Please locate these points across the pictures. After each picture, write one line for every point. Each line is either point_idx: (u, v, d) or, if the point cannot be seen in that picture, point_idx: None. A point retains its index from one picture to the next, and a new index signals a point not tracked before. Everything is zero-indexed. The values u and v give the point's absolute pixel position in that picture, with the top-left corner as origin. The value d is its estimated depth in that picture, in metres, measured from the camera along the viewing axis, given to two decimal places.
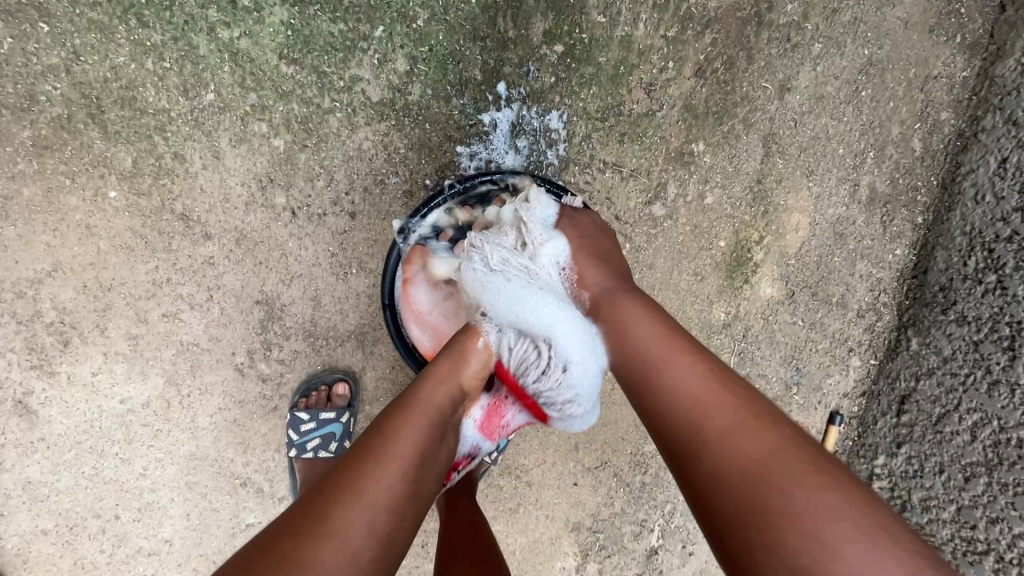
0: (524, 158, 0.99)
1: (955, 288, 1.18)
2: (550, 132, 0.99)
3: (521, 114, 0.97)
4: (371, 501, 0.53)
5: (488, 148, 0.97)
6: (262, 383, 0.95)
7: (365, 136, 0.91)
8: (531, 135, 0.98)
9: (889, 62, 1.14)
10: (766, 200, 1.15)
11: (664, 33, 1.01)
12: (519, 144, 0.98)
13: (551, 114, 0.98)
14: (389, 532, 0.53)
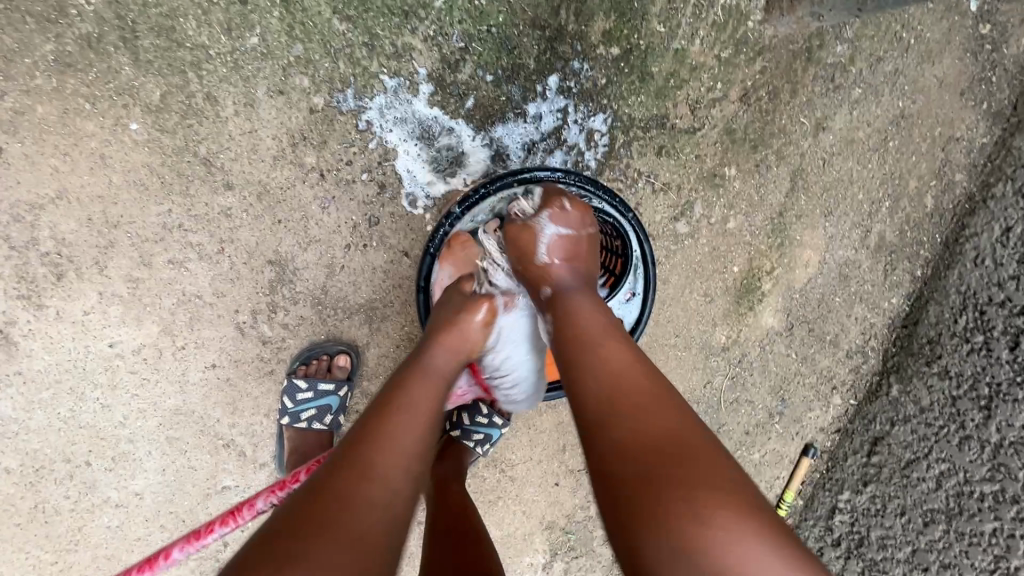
0: (565, 154, 0.97)
1: (942, 343, 1.23)
2: (593, 133, 0.98)
3: (568, 109, 0.95)
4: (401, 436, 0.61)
5: (530, 139, 0.94)
6: (262, 345, 0.92)
7: (410, 109, 0.88)
8: (575, 134, 0.96)
9: (919, 118, 1.17)
10: (783, 232, 1.16)
11: (718, 53, 1.01)
12: (562, 140, 0.96)
13: (596, 115, 0.97)
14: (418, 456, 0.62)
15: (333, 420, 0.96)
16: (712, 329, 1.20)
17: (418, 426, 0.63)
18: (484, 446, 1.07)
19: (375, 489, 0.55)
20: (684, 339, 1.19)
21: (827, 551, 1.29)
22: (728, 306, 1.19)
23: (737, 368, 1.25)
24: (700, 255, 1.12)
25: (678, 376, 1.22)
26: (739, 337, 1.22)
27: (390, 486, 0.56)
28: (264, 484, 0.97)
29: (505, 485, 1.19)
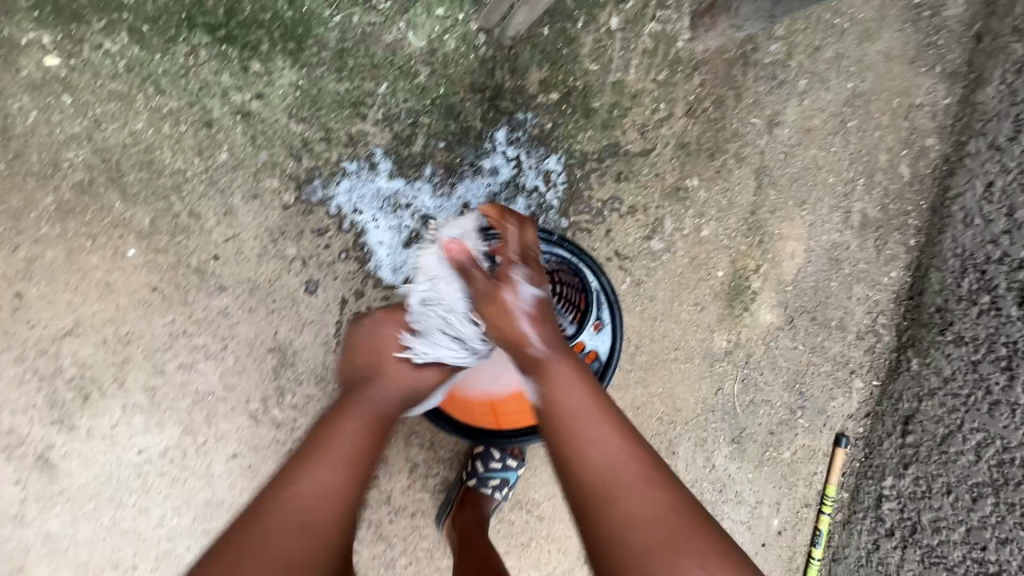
0: (527, 198, 1.02)
1: (951, 309, 1.21)
2: (550, 173, 1.03)
3: (521, 157, 1.01)
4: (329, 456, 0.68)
5: (491, 190, 1.00)
6: (276, 429, 0.97)
7: (371, 182, 0.94)
8: (532, 178, 1.02)
9: (872, 94, 1.19)
10: (761, 229, 1.18)
11: (655, 77, 1.05)
12: (522, 186, 1.01)
13: (549, 157, 1.02)
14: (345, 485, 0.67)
15: None
16: (711, 335, 1.20)
17: (347, 462, 0.68)
18: (505, 491, 1.08)
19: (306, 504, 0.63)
20: (684, 351, 1.20)
21: (883, 542, 1.26)
22: (721, 311, 1.20)
23: (746, 369, 1.25)
24: (682, 267, 1.15)
25: (689, 389, 1.22)
26: (741, 338, 1.22)
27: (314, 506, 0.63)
28: None
29: (535, 525, 1.20)
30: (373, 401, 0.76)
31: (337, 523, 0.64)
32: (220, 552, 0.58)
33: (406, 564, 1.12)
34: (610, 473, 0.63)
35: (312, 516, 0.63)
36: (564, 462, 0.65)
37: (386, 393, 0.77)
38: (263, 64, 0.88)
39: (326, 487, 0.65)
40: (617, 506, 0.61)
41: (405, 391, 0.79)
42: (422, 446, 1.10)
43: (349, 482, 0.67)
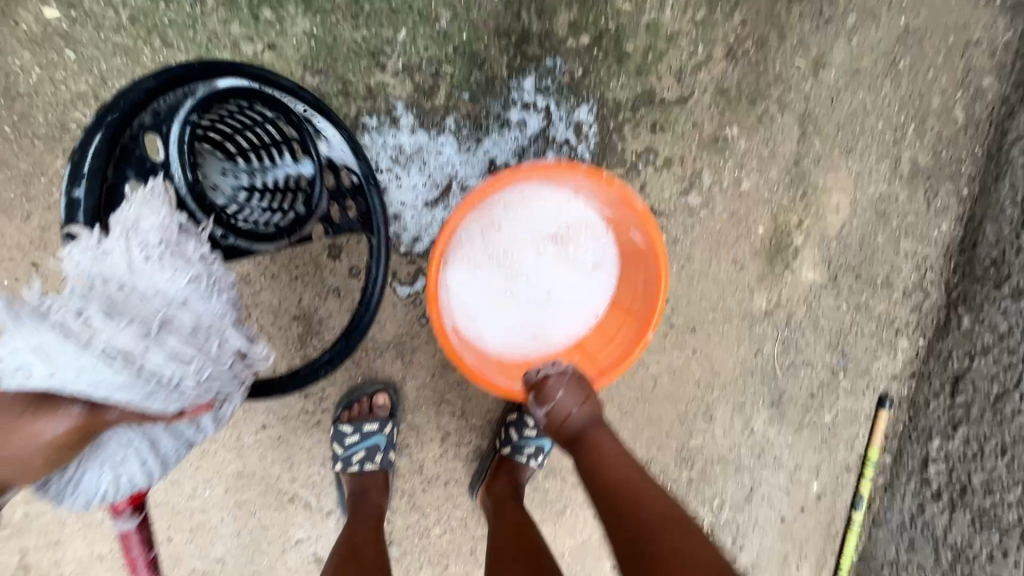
0: (558, 152, 0.96)
1: (1008, 260, 1.12)
2: (580, 125, 0.96)
3: (550, 108, 0.94)
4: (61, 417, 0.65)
5: (518, 145, 0.95)
6: (304, 399, 0.99)
7: (384, 136, 0.90)
8: (562, 131, 0.96)
9: (926, 30, 1.09)
10: (804, 181, 1.11)
11: (692, 17, 0.98)
12: (551, 139, 0.95)
13: (580, 108, 0.96)
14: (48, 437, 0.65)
15: (384, 458, 0.99)
16: (750, 296, 1.14)
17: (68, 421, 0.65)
18: (540, 458, 1.05)
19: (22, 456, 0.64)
20: (722, 312, 1.15)
21: (928, 506, 1.22)
22: (761, 269, 1.14)
23: (787, 331, 1.19)
24: (720, 224, 1.09)
25: (726, 351, 1.17)
26: (781, 298, 1.16)
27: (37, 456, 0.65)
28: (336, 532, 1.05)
29: (570, 492, 1.17)
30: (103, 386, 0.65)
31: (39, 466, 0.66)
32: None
33: (441, 533, 1.11)
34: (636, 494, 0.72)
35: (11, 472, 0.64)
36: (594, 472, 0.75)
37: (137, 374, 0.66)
38: (273, 11, 0.82)
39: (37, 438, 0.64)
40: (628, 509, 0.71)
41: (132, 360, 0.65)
42: (453, 415, 1.06)
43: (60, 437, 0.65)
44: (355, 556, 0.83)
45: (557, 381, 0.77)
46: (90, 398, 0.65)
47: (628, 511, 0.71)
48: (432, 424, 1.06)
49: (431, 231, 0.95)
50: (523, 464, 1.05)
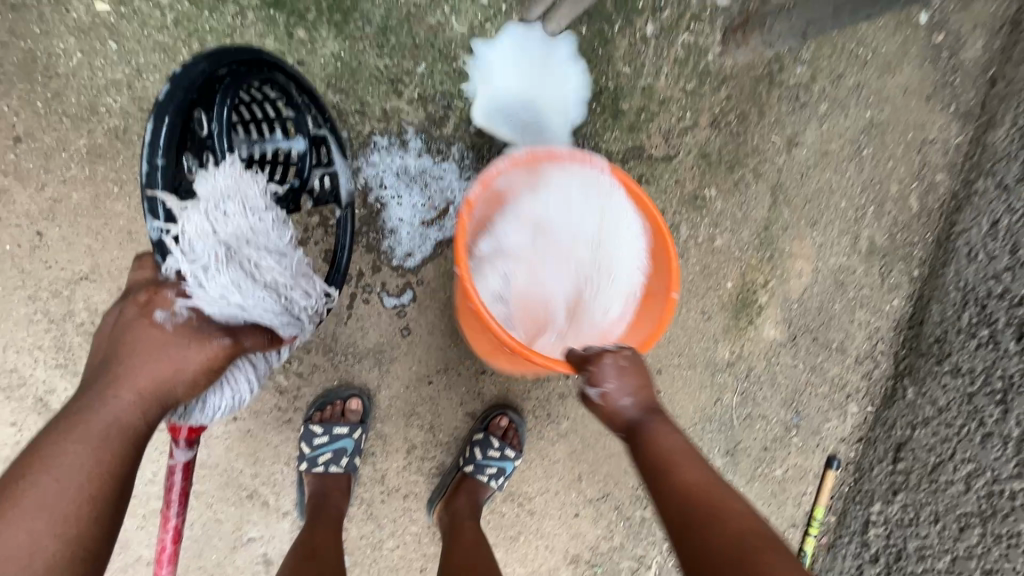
0: None
1: (950, 340, 1.23)
2: None
3: None
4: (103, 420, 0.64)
5: None
6: (279, 395, 1.01)
7: (393, 160, 0.97)
8: None
9: (888, 125, 1.22)
10: (772, 245, 1.20)
11: (683, 86, 1.08)
12: None
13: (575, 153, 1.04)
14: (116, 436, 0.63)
15: (349, 462, 1.02)
16: (715, 345, 1.22)
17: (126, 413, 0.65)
18: (500, 479, 1.09)
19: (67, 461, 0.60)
20: (687, 358, 1.22)
21: (865, 567, 1.28)
22: (727, 322, 1.21)
23: (746, 383, 1.26)
24: (692, 275, 1.17)
25: (688, 396, 1.24)
26: (743, 351, 1.24)
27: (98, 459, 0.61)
28: (288, 534, 1.05)
29: (525, 519, 1.19)
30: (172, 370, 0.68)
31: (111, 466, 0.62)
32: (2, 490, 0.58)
33: (394, 547, 1.11)
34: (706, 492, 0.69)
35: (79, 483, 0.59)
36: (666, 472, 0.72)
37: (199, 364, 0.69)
38: (305, 31, 0.89)
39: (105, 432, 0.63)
40: (696, 511, 0.68)
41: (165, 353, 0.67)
42: (421, 428, 1.09)
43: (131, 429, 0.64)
44: (315, 548, 0.87)
45: (611, 363, 0.75)
46: (128, 393, 0.66)
47: (699, 499, 0.69)
48: (399, 435, 1.08)
49: (423, 255, 1.01)
50: (483, 483, 1.08)
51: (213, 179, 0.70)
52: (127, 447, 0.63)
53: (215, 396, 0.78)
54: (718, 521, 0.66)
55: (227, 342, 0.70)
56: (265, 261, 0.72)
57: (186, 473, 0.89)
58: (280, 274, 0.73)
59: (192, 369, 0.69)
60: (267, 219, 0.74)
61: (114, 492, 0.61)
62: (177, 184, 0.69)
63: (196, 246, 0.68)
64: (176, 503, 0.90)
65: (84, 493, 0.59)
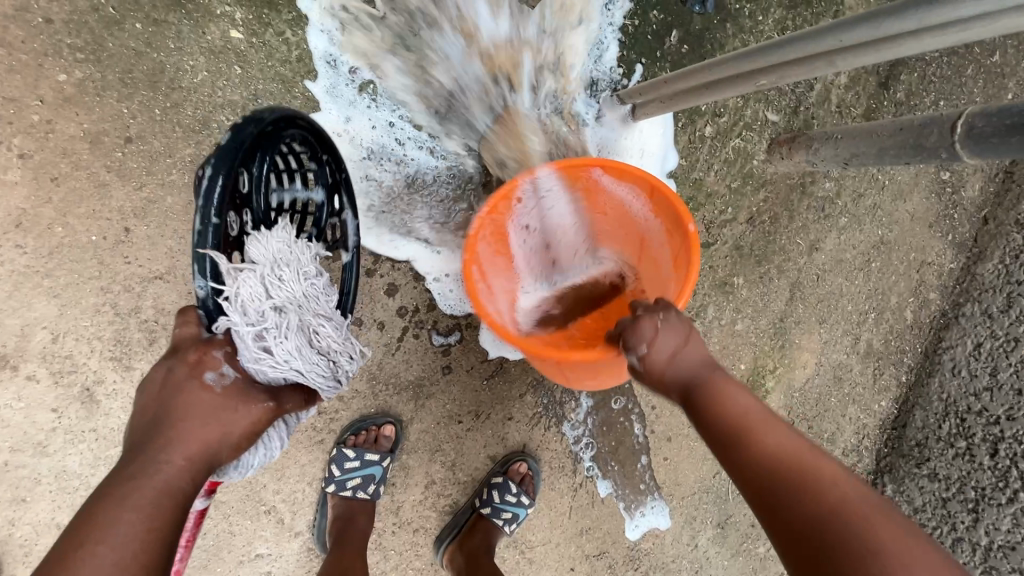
0: None
1: (929, 446, 1.36)
2: None
3: None
4: (149, 485, 0.57)
5: None
6: (317, 415, 1.03)
7: (470, 197, 1.04)
8: None
9: (896, 244, 1.35)
10: (784, 336, 1.31)
11: (729, 183, 1.19)
12: None
13: None
14: (166, 503, 0.58)
15: (375, 489, 1.05)
16: None
17: (181, 474, 0.60)
18: (513, 525, 1.13)
19: (119, 532, 0.54)
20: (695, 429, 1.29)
21: None
22: None
23: None
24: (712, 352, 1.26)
25: (691, 466, 1.28)
26: None
27: (149, 529, 0.55)
28: (296, 555, 1.05)
29: (523, 567, 1.21)
30: (225, 428, 0.65)
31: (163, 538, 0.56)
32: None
33: None
34: (793, 456, 0.62)
35: (132, 556, 0.53)
36: (736, 447, 0.64)
37: (252, 420, 0.67)
38: (414, 78, 0.97)
39: (154, 497, 0.57)
40: (770, 469, 0.62)
41: (217, 408, 0.65)
42: (443, 465, 1.12)
43: (183, 495, 0.59)
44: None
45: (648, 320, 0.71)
46: (178, 458, 0.60)
47: (785, 463, 0.62)
48: (421, 469, 1.11)
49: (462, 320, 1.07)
50: (498, 527, 1.12)
51: (267, 242, 0.71)
52: (179, 521, 0.58)
53: (249, 455, 0.72)
54: (765, 472, 0.62)
55: (271, 404, 0.69)
56: (325, 328, 0.73)
57: (200, 520, 0.80)
58: (337, 340, 0.74)
59: (242, 432, 0.66)
60: (320, 283, 0.75)
61: (163, 565, 0.55)
62: (223, 240, 0.70)
63: (251, 308, 0.68)
64: (180, 549, 0.81)
65: (140, 565, 0.53)
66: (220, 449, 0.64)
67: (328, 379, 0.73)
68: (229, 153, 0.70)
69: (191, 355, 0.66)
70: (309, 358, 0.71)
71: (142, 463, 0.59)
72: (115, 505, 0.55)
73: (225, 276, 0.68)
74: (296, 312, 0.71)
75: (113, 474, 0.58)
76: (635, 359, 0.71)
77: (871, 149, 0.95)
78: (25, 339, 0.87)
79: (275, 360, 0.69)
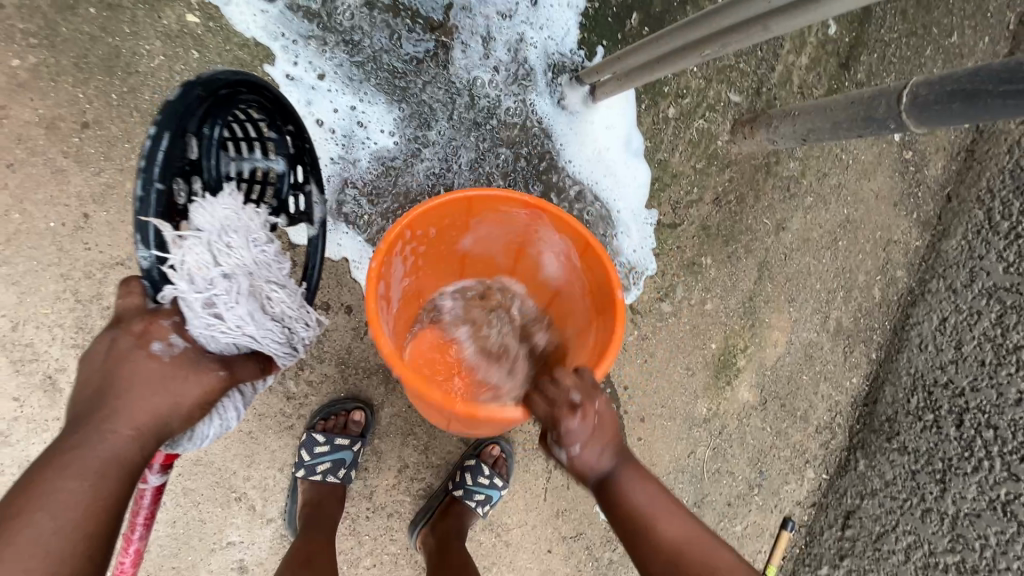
0: None
1: (899, 420, 1.38)
2: None
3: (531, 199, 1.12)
4: (93, 451, 0.63)
5: None
6: (286, 401, 1.03)
7: (436, 175, 1.04)
8: None
9: (862, 223, 1.36)
10: (754, 314, 1.32)
11: (694, 164, 1.20)
12: None
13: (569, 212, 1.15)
14: (109, 469, 0.63)
15: (346, 474, 1.06)
16: (694, 400, 1.31)
17: (123, 443, 0.65)
18: (485, 507, 1.12)
19: (62, 495, 0.59)
20: (669, 410, 1.30)
21: None
22: (708, 379, 1.31)
23: (718, 440, 1.35)
24: (682, 332, 1.27)
25: (665, 446, 1.31)
26: (719, 409, 1.34)
27: (92, 493, 0.60)
28: (268, 542, 1.05)
29: (500, 550, 1.22)
30: (170, 400, 0.68)
31: (106, 502, 0.61)
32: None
33: (370, 565, 1.12)
34: (685, 543, 0.74)
35: (75, 516, 0.59)
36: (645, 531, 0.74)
37: (200, 394, 0.71)
38: (377, 58, 0.99)
39: (96, 462, 0.62)
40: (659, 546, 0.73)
41: (162, 382, 0.68)
42: (416, 449, 1.12)
43: (128, 462, 0.64)
44: (308, 559, 0.92)
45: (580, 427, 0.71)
46: (119, 427, 0.65)
47: (676, 549, 0.73)
48: (394, 453, 1.11)
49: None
50: (470, 509, 1.12)
51: (211, 210, 0.73)
52: (124, 484, 0.63)
53: (203, 424, 0.76)
54: (656, 543, 0.74)
55: (223, 374, 0.73)
56: (277, 294, 0.77)
57: (156, 497, 0.84)
58: (289, 305, 0.78)
59: (189, 404, 0.70)
60: (269, 251, 0.78)
61: (109, 526, 0.61)
62: (169, 208, 0.71)
63: (199, 276, 0.70)
64: (139, 527, 0.85)
65: (79, 531, 0.59)
66: (166, 419, 0.68)
67: (281, 343, 0.77)
68: (175, 118, 0.70)
69: (138, 327, 0.68)
70: (263, 323, 0.75)
71: (86, 430, 0.63)
72: (59, 467, 0.61)
73: (170, 244, 0.70)
74: (245, 279, 0.73)
75: (59, 437, 0.63)
76: (563, 452, 0.73)
77: (826, 124, 0.97)
78: None
79: (226, 328, 0.72)
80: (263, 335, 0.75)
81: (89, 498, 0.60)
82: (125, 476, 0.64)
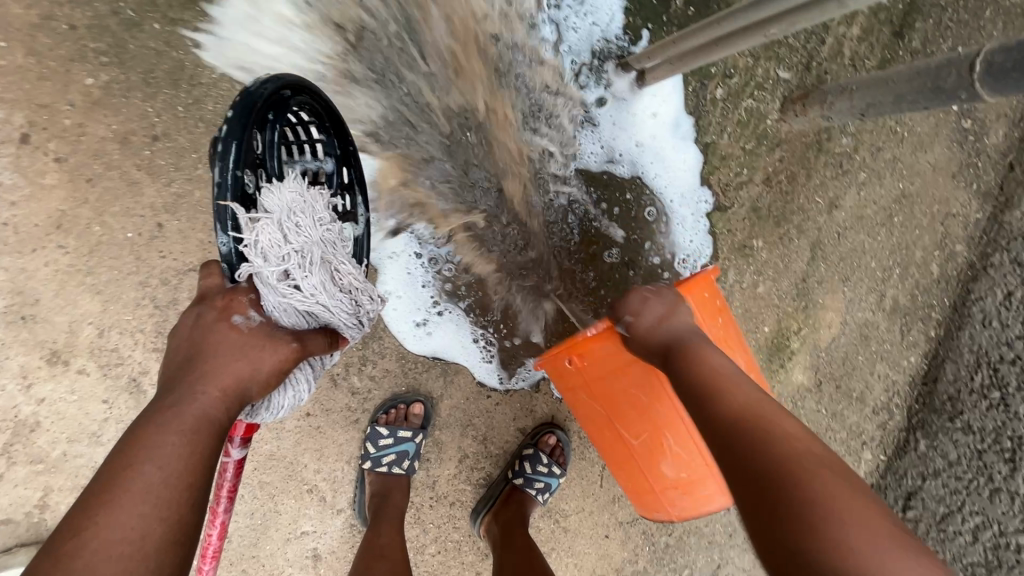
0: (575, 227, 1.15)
1: (962, 399, 1.35)
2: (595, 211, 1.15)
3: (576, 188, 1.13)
4: (184, 411, 0.64)
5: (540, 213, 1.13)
6: (351, 396, 1.06)
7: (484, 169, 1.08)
8: (580, 210, 1.14)
9: (918, 197, 1.31)
10: (807, 296, 1.30)
11: (742, 145, 1.18)
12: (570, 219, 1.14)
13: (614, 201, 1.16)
14: (201, 430, 0.64)
15: (409, 464, 1.08)
16: None
17: (212, 404, 0.66)
18: (545, 494, 1.14)
19: (161, 451, 0.61)
20: None
21: None
22: (760, 363, 1.30)
23: None
24: (734, 316, 1.26)
25: None
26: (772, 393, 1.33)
27: (187, 450, 0.62)
28: (339, 531, 1.10)
29: (559, 536, 1.24)
30: (247, 365, 0.69)
31: (200, 458, 0.63)
32: (101, 485, 0.59)
33: (434, 552, 1.16)
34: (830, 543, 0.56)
35: (175, 470, 0.61)
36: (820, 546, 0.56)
37: (277, 359, 0.71)
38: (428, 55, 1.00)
39: (186, 422, 0.64)
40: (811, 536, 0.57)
41: (241, 349, 0.69)
42: (475, 439, 1.15)
43: (216, 422, 0.66)
44: (382, 549, 0.96)
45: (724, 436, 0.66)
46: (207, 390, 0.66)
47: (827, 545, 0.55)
48: (454, 444, 1.14)
49: (434, 313, 1.09)
50: (530, 496, 1.14)
51: (280, 191, 0.72)
52: (214, 440, 0.65)
53: (278, 395, 0.77)
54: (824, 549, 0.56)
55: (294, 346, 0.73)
56: (347, 266, 0.76)
57: (237, 474, 0.89)
58: (358, 277, 0.77)
59: (266, 370, 0.71)
60: (334, 231, 0.76)
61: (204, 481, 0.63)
62: (243, 197, 0.73)
63: (272, 253, 0.71)
64: (224, 501, 0.91)
65: (180, 481, 0.61)
66: (247, 384, 0.69)
67: (353, 316, 0.77)
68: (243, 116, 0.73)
69: (221, 301, 0.71)
70: (335, 295, 0.74)
71: (177, 392, 0.65)
72: (157, 427, 0.63)
73: (244, 225, 0.71)
74: (317, 253, 0.73)
75: (155, 399, 0.66)
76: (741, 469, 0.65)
77: (888, 97, 0.94)
78: (73, 335, 0.91)
79: (301, 301, 0.72)
80: (337, 307, 0.75)
81: (186, 454, 0.62)
82: (216, 435, 0.66)
